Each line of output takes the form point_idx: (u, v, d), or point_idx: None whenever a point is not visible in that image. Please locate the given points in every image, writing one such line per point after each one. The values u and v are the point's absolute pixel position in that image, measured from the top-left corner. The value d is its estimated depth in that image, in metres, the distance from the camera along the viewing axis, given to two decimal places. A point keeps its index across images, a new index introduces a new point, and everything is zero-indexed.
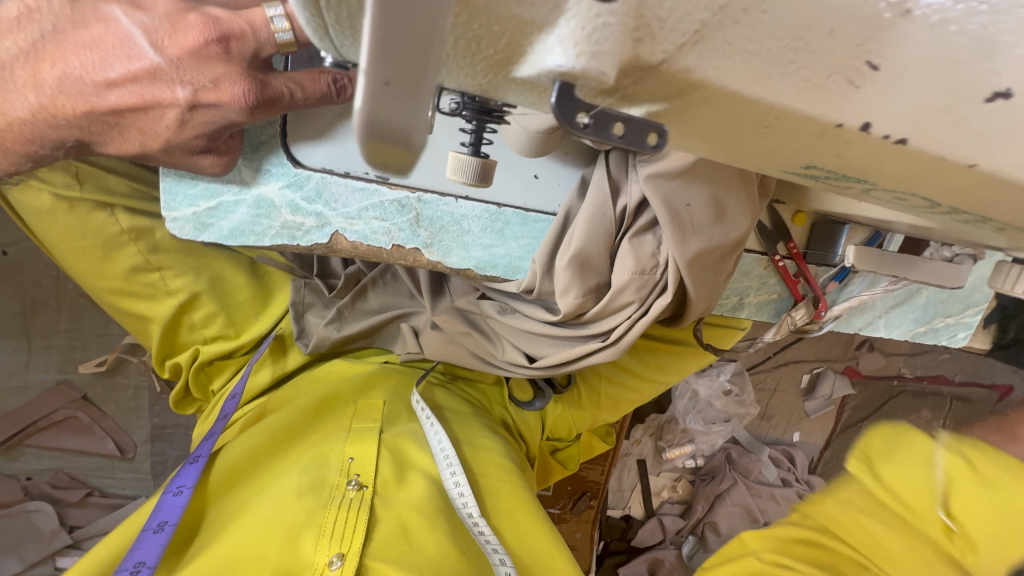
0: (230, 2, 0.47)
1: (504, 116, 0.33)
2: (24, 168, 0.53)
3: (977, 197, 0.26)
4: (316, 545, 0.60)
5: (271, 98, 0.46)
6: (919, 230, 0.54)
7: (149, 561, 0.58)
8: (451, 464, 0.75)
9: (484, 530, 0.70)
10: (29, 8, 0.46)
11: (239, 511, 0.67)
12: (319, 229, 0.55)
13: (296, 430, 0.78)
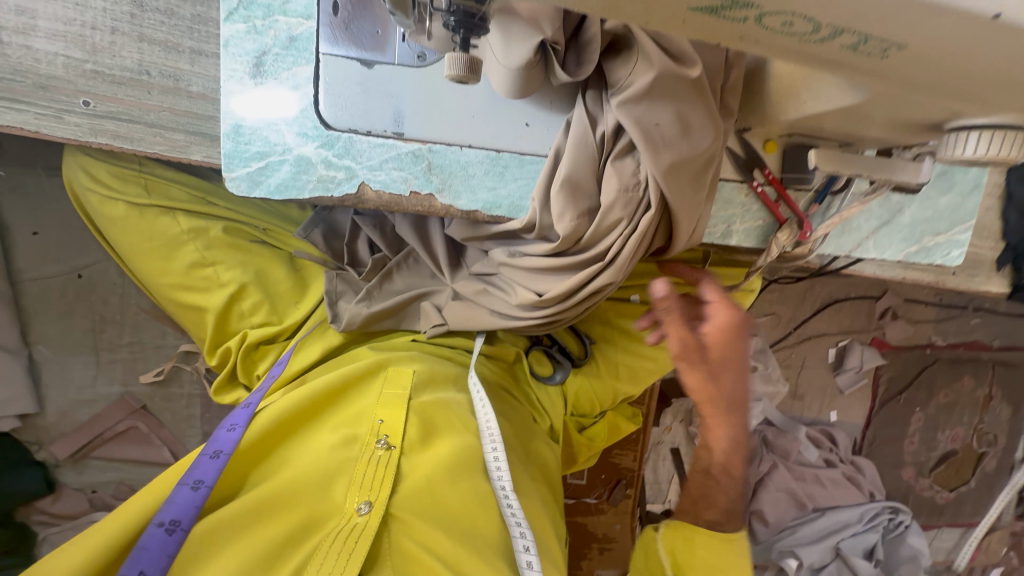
0: None
1: (485, 19, 0.43)
2: None
3: (837, 5, 0.34)
4: (348, 493, 0.70)
5: None
6: (866, 122, 0.61)
7: (207, 480, 0.65)
8: (494, 442, 0.80)
9: (511, 498, 0.74)
10: None
11: (284, 460, 0.75)
12: (348, 180, 0.65)
13: (335, 393, 0.83)
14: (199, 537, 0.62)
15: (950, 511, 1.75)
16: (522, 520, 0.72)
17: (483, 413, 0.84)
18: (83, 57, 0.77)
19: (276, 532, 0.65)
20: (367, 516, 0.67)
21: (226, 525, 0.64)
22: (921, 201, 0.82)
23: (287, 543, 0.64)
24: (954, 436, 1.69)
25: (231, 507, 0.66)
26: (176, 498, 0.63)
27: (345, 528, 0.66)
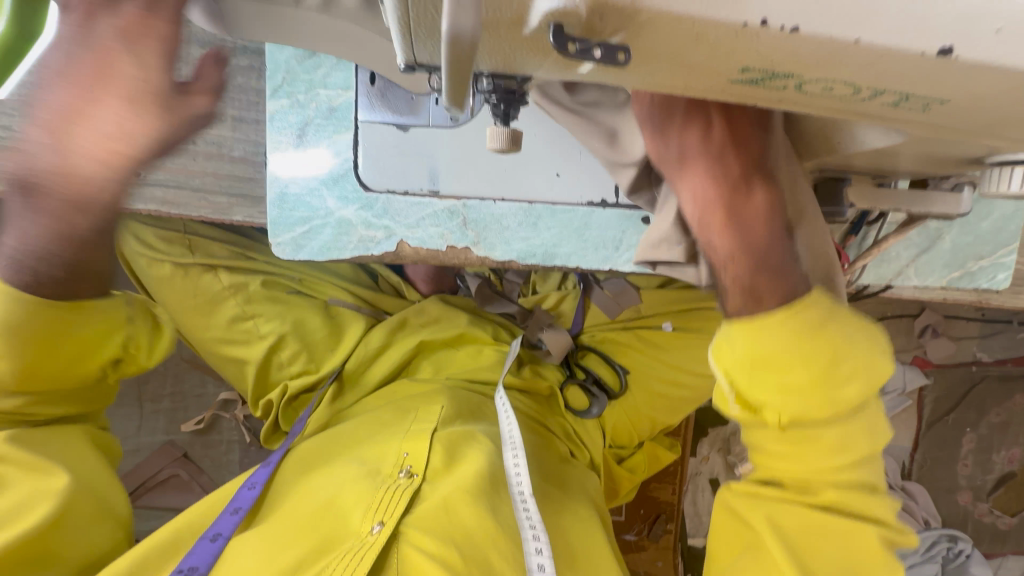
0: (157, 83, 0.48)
1: (524, 93, 0.44)
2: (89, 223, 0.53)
3: (877, 68, 0.34)
4: (363, 516, 0.67)
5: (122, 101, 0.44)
6: (901, 159, 0.61)
7: (225, 531, 0.67)
8: (513, 447, 0.77)
9: (529, 510, 0.69)
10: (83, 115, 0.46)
11: (305, 488, 0.73)
12: (387, 239, 0.68)
13: (361, 432, 0.84)
14: (223, 561, 0.64)
15: (1013, 538, 1.65)
16: (539, 530, 0.66)
17: (506, 424, 0.80)
18: None
19: (290, 555, 0.62)
20: (379, 534, 0.64)
21: (245, 557, 0.63)
22: (961, 226, 0.81)
23: (300, 566, 0.61)
24: (1010, 457, 1.61)
25: (252, 539, 0.66)
26: (195, 549, 0.64)
27: (357, 550, 0.63)
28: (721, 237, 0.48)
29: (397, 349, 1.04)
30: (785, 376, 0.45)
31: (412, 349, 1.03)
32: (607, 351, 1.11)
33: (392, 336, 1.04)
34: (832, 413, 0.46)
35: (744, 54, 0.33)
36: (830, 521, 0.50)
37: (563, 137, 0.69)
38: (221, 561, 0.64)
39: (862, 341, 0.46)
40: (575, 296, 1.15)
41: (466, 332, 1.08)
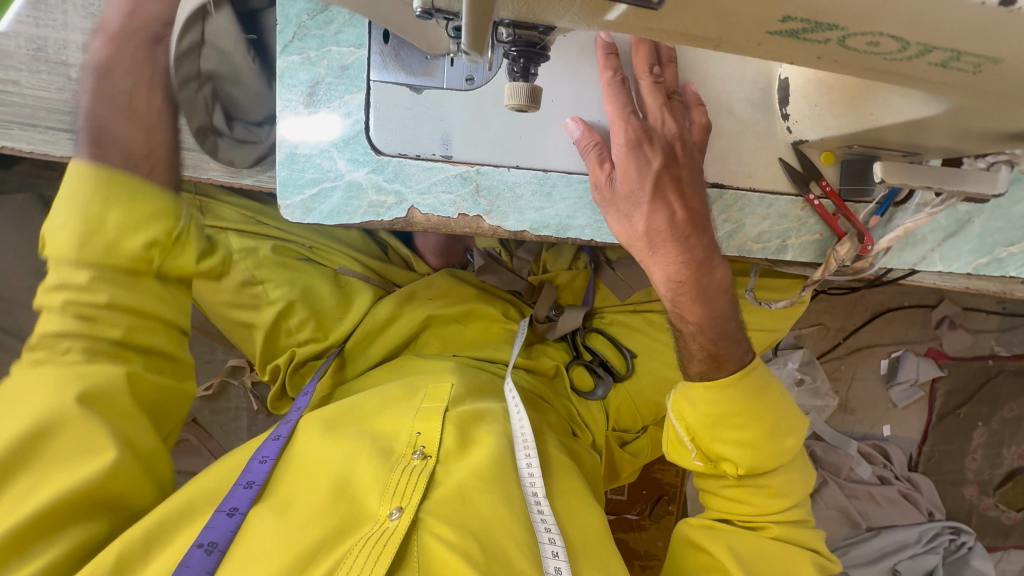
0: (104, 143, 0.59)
1: (546, 48, 0.42)
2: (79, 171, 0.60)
3: (932, 21, 0.32)
4: (380, 500, 0.67)
5: None
6: (939, 134, 0.58)
7: (241, 507, 0.64)
8: (526, 445, 0.79)
9: (541, 507, 0.73)
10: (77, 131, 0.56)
11: (318, 460, 0.71)
12: (398, 204, 0.66)
13: (369, 408, 0.81)
14: (238, 549, 0.61)
15: (1017, 533, 1.64)
16: (552, 527, 0.70)
17: (518, 425, 0.83)
18: None
19: (310, 536, 0.62)
20: (398, 522, 0.64)
21: (263, 535, 0.62)
22: (992, 210, 0.78)
23: (320, 547, 0.62)
24: (1021, 453, 1.59)
25: (273, 522, 0.63)
26: (212, 522, 0.62)
27: (375, 535, 0.63)
28: (691, 311, 0.66)
29: (404, 321, 1.03)
30: (738, 430, 0.66)
31: (420, 323, 1.03)
32: (616, 334, 1.12)
33: (400, 307, 1.04)
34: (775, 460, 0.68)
35: (789, 2, 0.31)
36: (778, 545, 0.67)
37: (581, 101, 0.66)
38: (238, 539, 0.62)
39: (785, 412, 0.68)
40: (587, 275, 1.15)
41: (474, 308, 1.07)
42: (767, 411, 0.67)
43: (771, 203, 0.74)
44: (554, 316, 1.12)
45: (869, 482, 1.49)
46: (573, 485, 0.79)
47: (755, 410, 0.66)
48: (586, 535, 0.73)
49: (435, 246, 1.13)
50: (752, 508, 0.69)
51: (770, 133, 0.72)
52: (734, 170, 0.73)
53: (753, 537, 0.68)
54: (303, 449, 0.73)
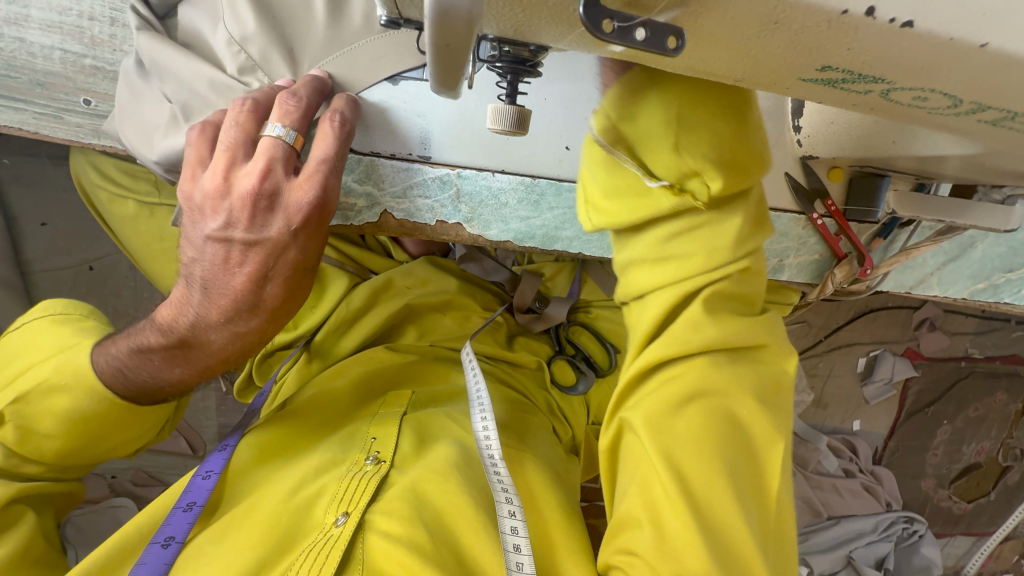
0: (215, 294, 0.52)
1: (537, 65, 0.36)
2: (185, 343, 0.54)
3: (992, 84, 0.26)
4: (327, 508, 0.66)
5: (249, 305, 0.52)
6: (963, 167, 0.53)
7: (178, 536, 0.65)
8: (481, 406, 0.77)
9: (499, 468, 0.69)
10: (198, 297, 0.52)
11: (271, 482, 0.71)
12: (369, 208, 0.60)
13: (327, 415, 0.83)
14: (183, 566, 0.63)
15: (965, 521, 1.73)
16: (510, 489, 0.67)
17: (473, 384, 0.82)
18: (82, 51, 0.70)
19: (249, 556, 0.61)
20: (343, 527, 0.63)
21: (206, 559, 0.63)
22: (998, 235, 0.74)
23: (261, 566, 0.61)
24: (979, 450, 1.65)
25: (212, 544, 0.64)
26: (145, 558, 0.62)
27: (319, 542, 0.62)
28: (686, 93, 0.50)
29: (383, 310, 0.98)
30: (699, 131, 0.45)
31: (397, 313, 0.98)
32: (601, 328, 1.09)
33: (375, 296, 0.98)
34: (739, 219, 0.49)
35: (832, 49, 0.25)
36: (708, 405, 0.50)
37: (576, 101, 0.59)
38: (175, 569, 0.62)
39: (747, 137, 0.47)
40: (573, 268, 1.11)
41: (455, 298, 1.04)
42: (733, 104, 0.46)
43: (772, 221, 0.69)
44: (538, 307, 1.08)
45: (834, 474, 1.53)
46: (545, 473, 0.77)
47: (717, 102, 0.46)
48: (548, 511, 0.70)
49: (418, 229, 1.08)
50: (689, 328, 0.51)
51: (779, 144, 0.66)
52: None
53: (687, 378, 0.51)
54: (255, 467, 0.75)
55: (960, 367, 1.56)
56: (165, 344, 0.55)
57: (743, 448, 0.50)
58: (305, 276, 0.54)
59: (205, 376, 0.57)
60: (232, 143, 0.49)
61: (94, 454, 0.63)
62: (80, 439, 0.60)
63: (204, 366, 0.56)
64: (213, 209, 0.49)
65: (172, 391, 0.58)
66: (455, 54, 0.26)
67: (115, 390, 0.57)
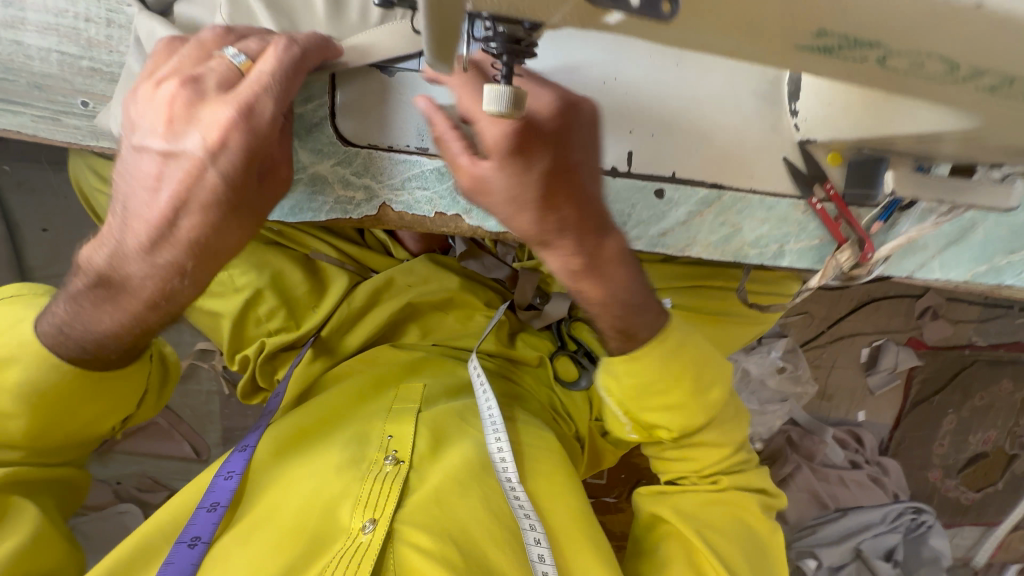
0: (133, 223, 0.49)
1: (533, 45, 0.36)
2: (105, 281, 0.51)
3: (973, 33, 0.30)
4: (353, 511, 0.65)
5: (164, 237, 0.48)
6: (962, 145, 0.53)
7: (204, 536, 0.65)
8: (496, 429, 0.78)
9: (518, 493, 0.72)
10: (118, 225, 0.50)
11: (290, 480, 0.70)
12: (368, 201, 0.60)
13: (339, 411, 0.81)
14: (207, 571, 0.62)
15: (973, 511, 1.72)
16: (532, 514, 0.70)
17: (484, 404, 0.81)
18: (79, 53, 0.70)
19: (277, 562, 0.61)
20: (372, 534, 0.63)
21: (231, 565, 0.62)
22: (998, 217, 0.74)
23: (290, 573, 0.60)
24: (986, 439, 1.64)
25: (239, 546, 0.64)
26: (173, 558, 0.62)
27: (348, 549, 0.62)
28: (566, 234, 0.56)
29: (385, 308, 0.98)
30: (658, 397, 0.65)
31: (399, 311, 0.98)
32: None
33: (377, 295, 0.98)
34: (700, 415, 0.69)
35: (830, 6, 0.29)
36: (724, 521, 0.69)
37: (571, 93, 0.61)
38: (202, 570, 0.62)
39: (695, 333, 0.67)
40: None
41: (456, 296, 1.03)
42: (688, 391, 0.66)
43: (772, 206, 0.68)
44: (539, 304, 1.08)
45: (840, 466, 1.53)
46: (551, 473, 0.76)
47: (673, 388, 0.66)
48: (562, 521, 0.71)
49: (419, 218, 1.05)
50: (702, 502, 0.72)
51: (776, 130, 0.66)
52: (736, 169, 0.66)
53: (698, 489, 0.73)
54: (274, 466, 0.73)
55: (964, 355, 1.56)
56: (90, 284, 0.51)
57: (746, 532, 0.70)
58: (231, 211, 0.49)
59: (133, 326, 0.53)
60: (181, 60, 0.48)
61: (67, 434, 0.61)
62: (43, 419, 0.58)
63: (119, 311, 0.52)
64: (139, 119, 0.47)
65: (113, 348, 0.55)
66: (448, 15, 0.30)
67: (62, 354, 0.55)
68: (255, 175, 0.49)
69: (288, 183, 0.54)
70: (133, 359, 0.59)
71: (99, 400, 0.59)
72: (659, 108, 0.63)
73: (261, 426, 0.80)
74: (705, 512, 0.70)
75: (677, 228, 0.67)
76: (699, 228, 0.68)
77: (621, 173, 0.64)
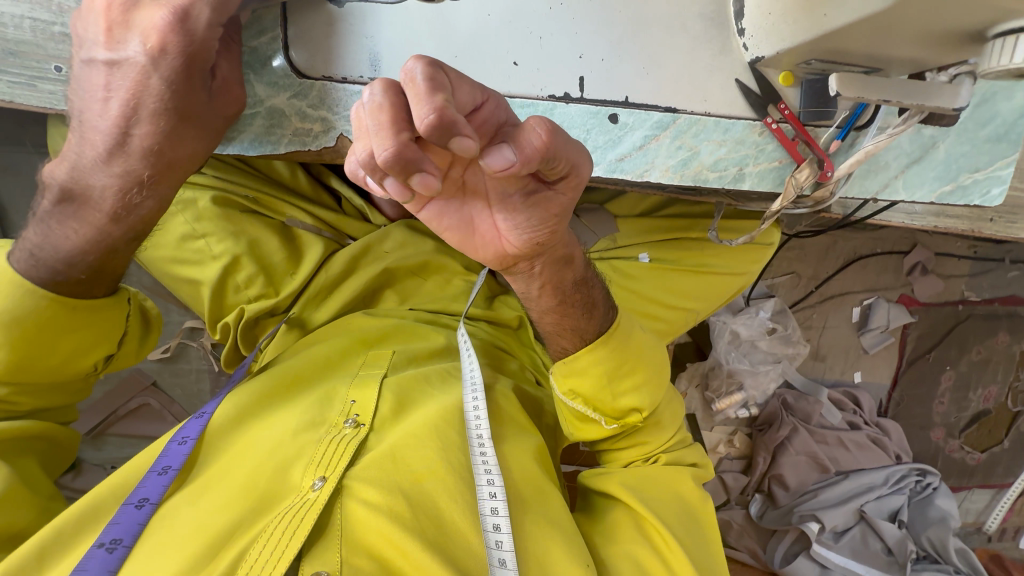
0: (90, 136, 0.55)
1: None
2: (73, 195, 0.57)
3: None
4: (305, 471, 0.66)
5: (120, 147, 0.55)
6: (901, 39, 0.53)
7: (153, 497, 0.64)
8: (474, 389, 0.77)
9: (485, 451, 0.71)
10: (78, 139, 0.56)
11: (244, 444, 0.70)
12: (326, 132, 0.62)
13: (305, 375, 0.80)
14: (149, 535, 0.61)
15: (981, 472, 1.69)
16: (492, 470, 0.69)
17: (467, 366, 0.81)
18: (51, 19, 0.73)
19: (225, 518, 0.62)
20: (320, 491, 0.64)
21: (181, 520, 0.62)
22: (958, 133, 0.74)
23: (236, 528, 0.61)
24: (986, 396, 1.62)
25: (187, 499, 0.65)
26: (119, 517, 0.62)
27: (297, 505, 0.63)
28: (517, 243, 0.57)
29: (363, 273, 1.00)
30: (631, 377, 0.74)
31: (377, 275, 1.00)
32: None
33: (354, 262, 1.00)
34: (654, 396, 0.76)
35: None
36: (680, 512, 0.74)
37: (518, 20, 0.63)
38: (150, 530, 0.62)
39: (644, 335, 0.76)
40: None
41: (431, 260, 1.04)
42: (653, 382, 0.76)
43: (728, 128, 0.69)
44: None
45: (839, 427, 1.49)
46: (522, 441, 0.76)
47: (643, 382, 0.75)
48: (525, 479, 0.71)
49: None
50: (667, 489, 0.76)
51: (725, 51, 0.67)
52: (688, 92, 0.67)
53: (648, 468, 0.78)
54: (234, 428, 0.72)
55: (957, 310, 1.54)
56: (59, 200, 0.57)
57: (696, 527, 0.74)
58: (177, 120, 0.55)
59: (95, 241, 0.58)
60: None
61: (54, 374, 0.64)
62: (23, 354, 0.60)
63: (84, 224, 0.57)
64: (85, 30, 0.52)
65: (80, 268, 0.59)
66: None
67: (35, 280, 0.59)
68: (200, 82, 0.55)
69: (240, 102, 0.59)
70: (106, 287, 0.63)
71: (76, 332, 0.62)
72: (605, 32, 0.65)
73: (226, 390, 0.79)
74: (657, 490, 0.75)
75: (635, 153, 0.68)
76: (657, 152, 0.69)
77: (571, 98, 0.66)
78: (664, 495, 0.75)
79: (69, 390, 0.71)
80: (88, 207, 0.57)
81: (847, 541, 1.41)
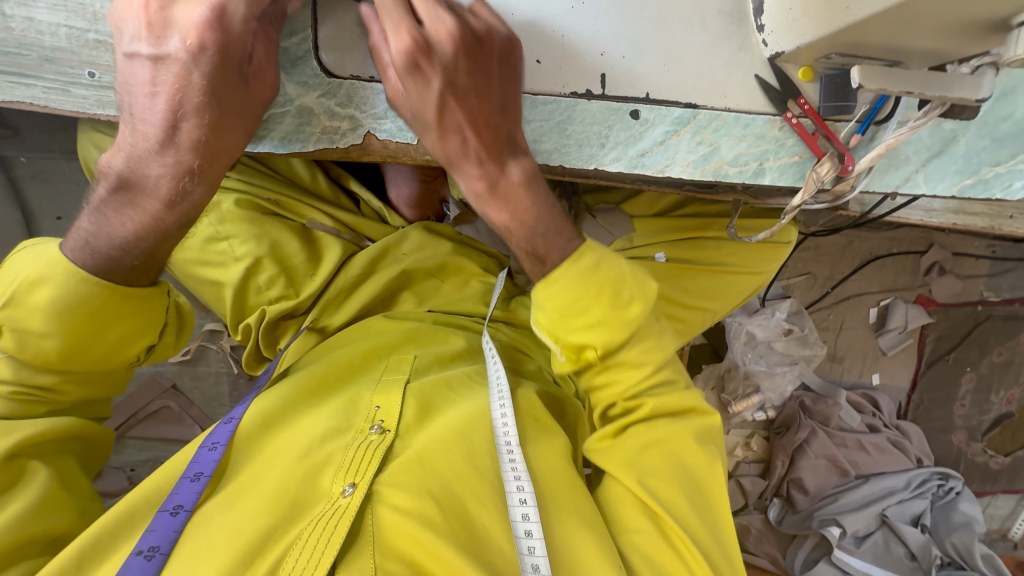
0: (140, 130, 0.56)
1: None
2: (127, 188, 0.59)
3: None
4: (334, 477, 0.66)
5: (169, 140, 0.56)
6: (929, 29, 0.54)
7: (187, 504, 0.64)
8: (501, 395, 0.78)
9: (514, 456, 0.70)
10: (126, 132, 0.57)
11: (272, 451, 0.70)
12: (354, 130, 0.65)
13: (330, 380, 0.81)
14: (184, 544, 0.61)
15: (1005, 477, 1.65)
16: (522, 475, 0.68)
17: (494, 374, 0.83)
18: (85, 26, 0.75)
19: (257, 524, 0.62)
20: (351, 498, 0.64)
21: (215, 528, 0.62)
22: (979, 126, 0.74)
23: (269, 535, 0.61)
24: (1009, 398, 1.58)
25: (219, 506, 0.64)
26: (154, 524, 0.62)
27: (329, 512, 0.63)
28: (495, 210, 0.63)
29: (382, 274, 1.01)
30: (586, 314, 0.65)
31: (396, 277, 1.01)
32: None
33: (373, 264, 1.01)
34: (627, 327, 0.67)
35: None
36: (688, 488, 0.67)
37: (541, 19, 0.65)
38: (184, 538, 0.62)
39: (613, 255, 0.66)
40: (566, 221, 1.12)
41: (449, 261, 1.05)
42: (618, 320, 0.66)
43: (748, 123, 0.70)
44: None
45: (858, 430, 1.47)
46: (548, 441, 0.76)
47: (608, 319, 0.66)
48: (549, 479, 0.70)
49: (411, 180, 1.06)
50: (664, 457, 0.68)
51: (746, 47, 0.68)
52: (708, 88, 0.68)
53: (640, 429, 0.70)
54: (263, 433, 0.73)
55: (977, 310, 1.53)
56: (110, 191, 0.59)
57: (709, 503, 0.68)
58: (218, 113, 0.56)
59: (150, 228, 0.60)
60: None
61: (99, 366, 0.67)
62: (79, 340, 0.62)
63: (138, 213, 0.59)
64: (127, 26, 0.53)
65: (135, 254, 0.61)
66: None
67: (87, 268, 0.60)
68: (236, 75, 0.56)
69: (274, 86, 0.60)
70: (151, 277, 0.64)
71: (120, 323, 0.63)
72: (628, 30, 0.66)
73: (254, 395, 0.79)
74: (654, 461, 0.68)
75: (656, 148, 0.69)
76: (678, 146, 0.69)
77: (593, 95, 0.67)
78: (664, 464, 0.68)
79: (108, 384, 0.72)
80: (140, 198, 0.59)
81: (868, 546, 1.38)
